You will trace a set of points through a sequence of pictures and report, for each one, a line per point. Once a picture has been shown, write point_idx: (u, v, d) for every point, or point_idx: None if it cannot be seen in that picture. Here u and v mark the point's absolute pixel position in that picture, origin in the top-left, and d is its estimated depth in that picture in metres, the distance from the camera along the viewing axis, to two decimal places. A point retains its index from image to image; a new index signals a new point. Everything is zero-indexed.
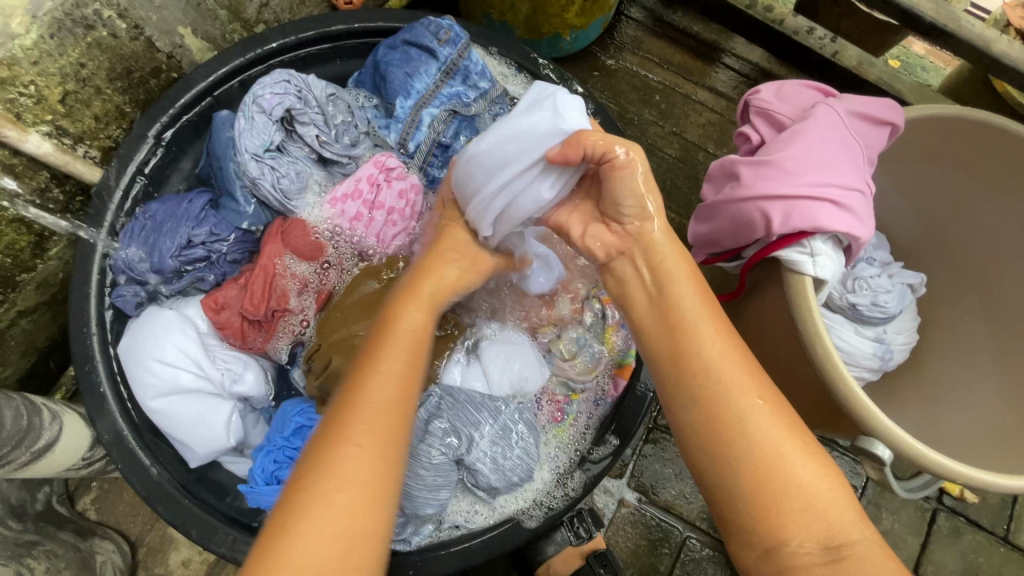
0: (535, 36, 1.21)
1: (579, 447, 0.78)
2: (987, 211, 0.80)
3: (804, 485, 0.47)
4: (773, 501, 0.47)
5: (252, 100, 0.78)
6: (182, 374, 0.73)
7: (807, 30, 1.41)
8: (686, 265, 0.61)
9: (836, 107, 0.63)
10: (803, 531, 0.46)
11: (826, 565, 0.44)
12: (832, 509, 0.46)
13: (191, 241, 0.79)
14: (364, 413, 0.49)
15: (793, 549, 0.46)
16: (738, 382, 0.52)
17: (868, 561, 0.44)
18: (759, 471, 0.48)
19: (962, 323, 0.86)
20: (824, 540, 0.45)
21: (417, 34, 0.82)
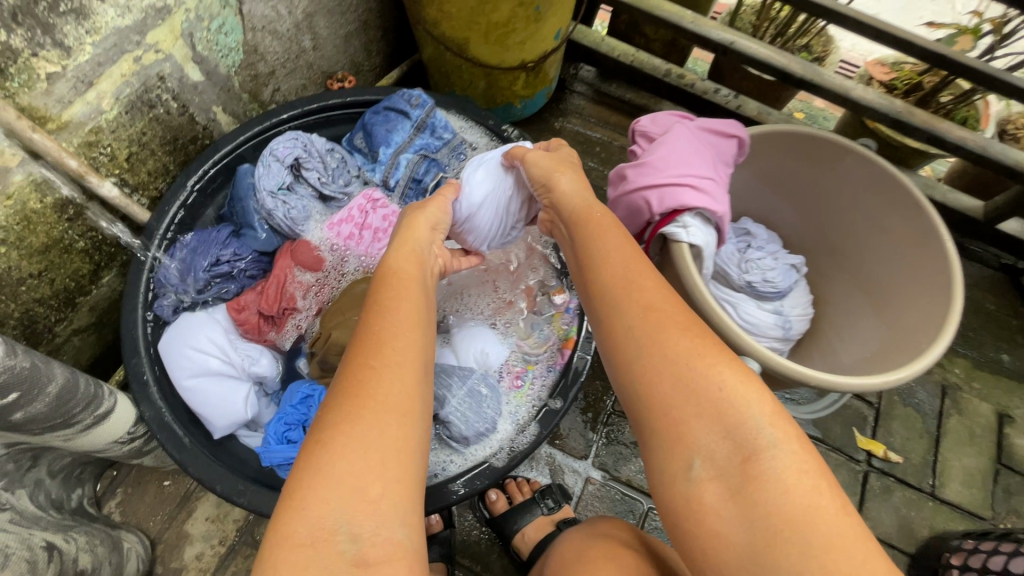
0: (492, 104, 1.53)
1: (536, 402, 0.93)
2: (836, 201, 1.03)
3: (708, 395, 0.57)
4: (676, 413, 0.58)
5: (269, 152, 1.03)
6: (211, 359, 0.91)
7: (714, 91, 1.74)
8: (606, 225, 0.77)
9: (690, 125, 0.88)
10: (712, 438, 0.55)
11: (734, 484, 0.53)
12: (736, 415, 0.55)
13: (219, 259, 1.02)
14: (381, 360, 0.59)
15: (695, 467, 0.56)
16: (636, 301, 0.66)
17: (774, 472, 0.52)
18: (661, 385, 0.59)
19: (839, 293, 1.09)
20: (735, 457, 0.54)
21: (394, 102, 1.09)
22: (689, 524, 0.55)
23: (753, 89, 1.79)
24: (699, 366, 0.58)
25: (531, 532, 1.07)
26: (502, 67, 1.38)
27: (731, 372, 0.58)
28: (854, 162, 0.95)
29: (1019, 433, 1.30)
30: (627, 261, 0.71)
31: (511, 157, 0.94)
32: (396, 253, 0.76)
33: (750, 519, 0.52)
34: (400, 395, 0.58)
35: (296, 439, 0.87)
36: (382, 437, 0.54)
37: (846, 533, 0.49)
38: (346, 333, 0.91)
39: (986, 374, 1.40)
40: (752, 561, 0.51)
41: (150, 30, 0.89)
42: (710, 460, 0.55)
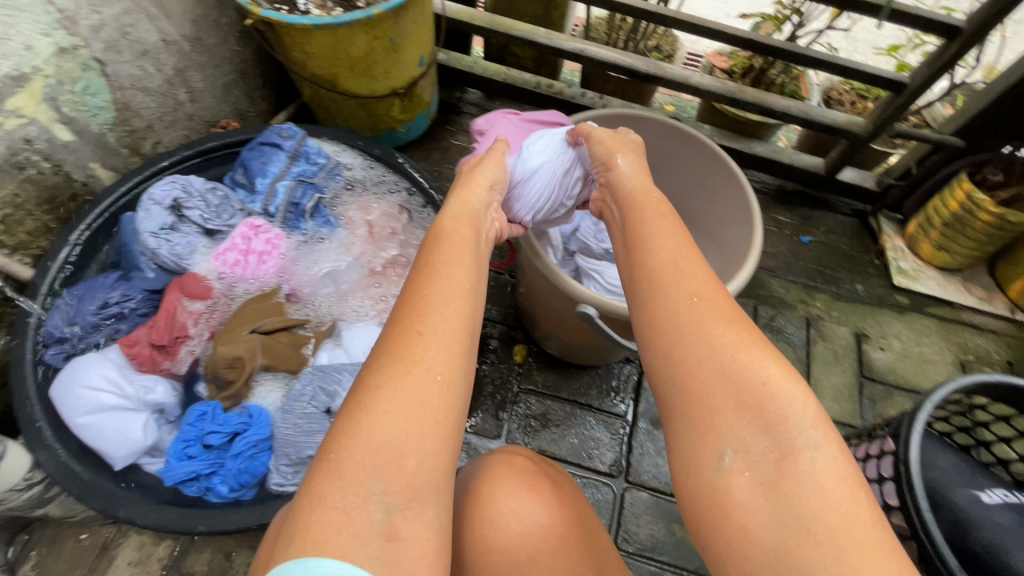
0: (376, 131, 1.65)
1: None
2: (658, 160, 1.19)
3: (752, 388, 0.59)
4: (713, 402, 0.60)
5: (148, 197, 1.10)
6: (104, 395, 0.94)
7: (581, 95, 1.94)
8: (652, 215, 0.81)
9: (515, 119, 1.02)
10: (752, 434, 0.57)
11: (761, 482, 0.55)
12: (782, 409, 0.57)
13: (107, 302, 1.05)
14: (432, 343, 0.61)
15: (726, 458, 0.58)
16: (683, 281, 0.70)
17: (811, 478, 0.53)
18: (701, 364, 0.62)
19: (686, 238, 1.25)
20: (775, 458, 0.55)
21: (267, 136, 1.19)
22: (708, 510, 0.57)
23: (618, 89, 2.00)
24: (744, 356, 0.61)
25: None
26: (374, 95, 1.50)
27: (775, 369, 0.60)
28: (654, 124, 1.10)
29: (875, 347, 1.50)
30: (678, 246, 0.74)
31: (576, 134, 1.02)
32: (447, 217, 0.80)
33: (780, 518, 0.52)
34: (439, 388, 0.59)
35: (196, 454, 0.92)
36: (420, 412, 0.57)
37: (879, 548, 0.49)
38: (234, 346, 0.99)
39: (844, 303, 1.59)
40: (776, 560, 0.51)
41: (8, 97, 0.95)
42: (743, 452, 0.57)
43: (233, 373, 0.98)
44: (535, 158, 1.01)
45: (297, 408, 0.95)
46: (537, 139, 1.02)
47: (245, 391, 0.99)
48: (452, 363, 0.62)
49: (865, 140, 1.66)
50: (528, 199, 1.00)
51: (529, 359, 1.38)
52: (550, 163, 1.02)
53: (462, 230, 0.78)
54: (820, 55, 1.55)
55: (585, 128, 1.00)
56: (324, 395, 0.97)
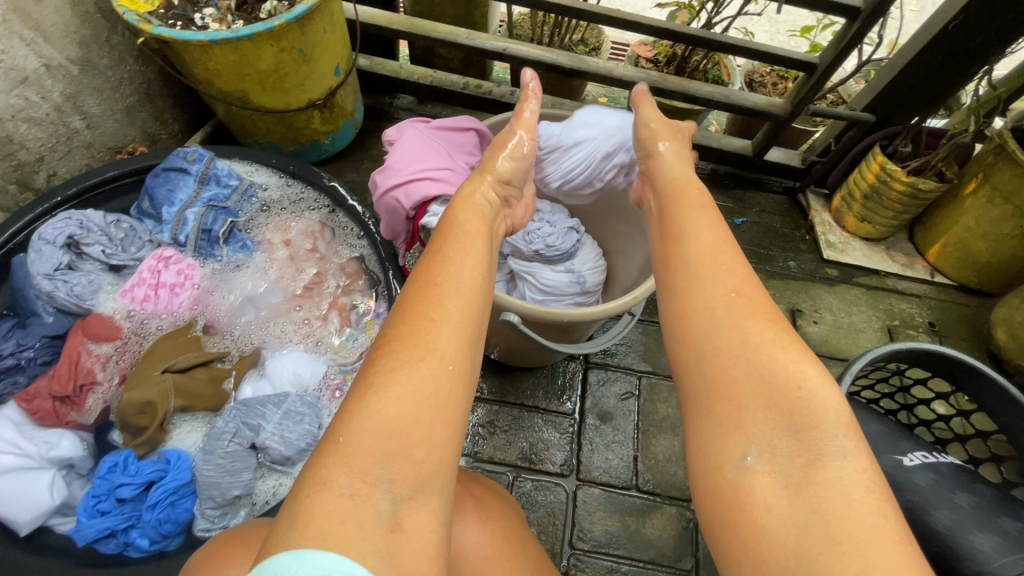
0: (298, 145, 1.58)
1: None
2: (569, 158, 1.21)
3: (787, 387, 0.59)
4: (741, 399, 0.60)
5: (38, 237, 1.02)
6: (1, 457, 0.86)
7: (511, 93, 1.93)
8: (679, 223, 0.81)
9: (420, 128, 1.00)
10: (775, 433, 0.57)
11: (783, 486, 0.53)
12: (812, 411, 0.57)
13: (0, 354, 0.96)
14: (447, 333, 0.60)
15: (749, 458, 0.56)
16: (718, 279, 0.70)
17: (838, 487, 0.52)
18: (738, 356, 0.62)
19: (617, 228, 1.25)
20: (802, 464, 0.54)
21: (171, 162, 1.13)
22: (724, 510, 0.56)
23: (548, 85, 2.00)
24: (778, 353, 0.61)
25: None
26: (291, 109, 1.44)
27: (811, 372, 0.60)
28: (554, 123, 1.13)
29: (808, 321, 1.55)
30: (717, 246, 0.74)
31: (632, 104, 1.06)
32: (461, 212, 0.78)
33: (801, 523, 0.51)
34: (446, 390, 0.57)
35: (109, 509, 0.86)
36: (430, 405, 0.55)
37: (907, 568, 0.47)
38: (145, 390, 0.93)
39: (777, 281, 1.64)
40: (799, 560, 0.49)
41: None
42: (767, 453, 0.56)
43: (146, 417, 0.93)
44: (577, 131, 1.11)
45: (217, 449, 0.89)
46: (591, 113, 1.12)
47: (161, 436, 0.94)
48: (459, 372, 0.59)
49: (785, 120, 1.71)
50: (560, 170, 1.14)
51: None
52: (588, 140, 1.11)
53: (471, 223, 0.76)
54: (734, 41, 1.58)
55: (638, 99, 1.04)
56: (247, 429, 0.93)
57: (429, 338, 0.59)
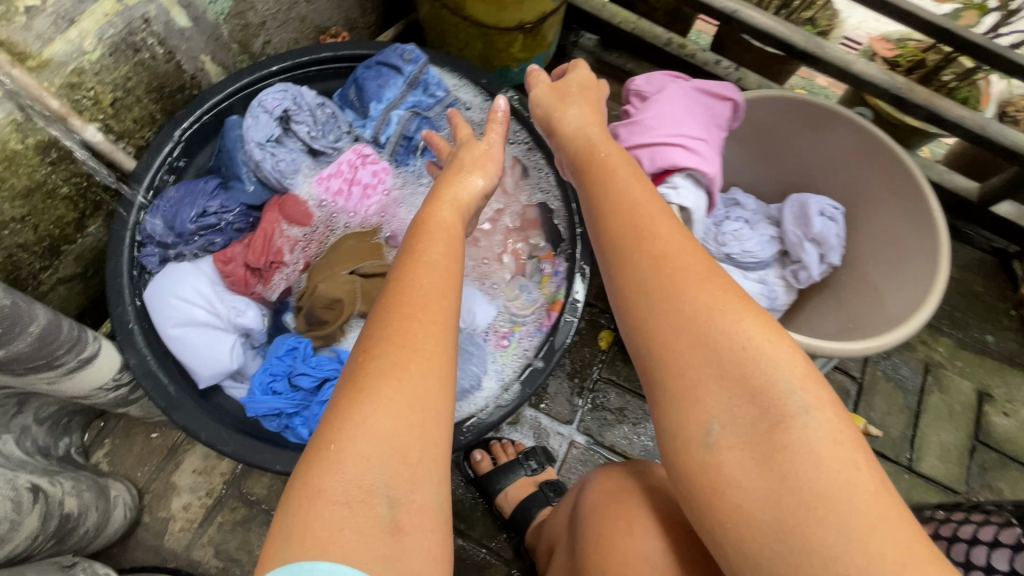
0: (489, 67, 1.49)
1: (524, 356, 0.95)
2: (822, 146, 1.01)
3: (728, 348, 0.55)
4: (692, 373, 0.56)
5: (257, 103, 1.00)
6: (197, 310, 0.93)
7: (714, 62, 1.72)
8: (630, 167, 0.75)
9: (685, 85, 0.85)
10: (727, 398, 0.54)
11: (755, 458, 0.52)
12: (763, 381, 0.53)
13: (206, 211, 1.01)
14: (416, 306, 0.58)
15: (714, 432, 0.54)
16: (649, 240, 0.62)
17: (807, 446, 0.50)
18: (686, 328, 0.57)
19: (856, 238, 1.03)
20: (759, 419, 0.53)
21: (386, 56, 1.05)
22: (703, 489, 0.54)
23: (756, 62, 1.75)
24: (719, 310, 0.56)
25: (513, 492, 1.09)
26: (499, 27, 1.34)
27: (756, 327, 0.55)
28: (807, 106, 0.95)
29: (997, 412, 1.34)
30: (648, 197, 0.66)
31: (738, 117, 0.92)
32: (437, 199, 0.74)
33: (776, 495, 0.50)
34: (431, 361, 0.55)
35: (281, 390, 0.89)
36: (413, 406, 0.52)
37: (892, 519, 0.47)
38: (333, 288, 0.94)
39: (969, 354, 1.41)
40: (778, 536, 0.49)
41: None
42: (730, 426, 0.54)
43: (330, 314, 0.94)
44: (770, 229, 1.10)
45: None
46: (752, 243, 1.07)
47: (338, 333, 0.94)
48: (434, 320, 0.58)
49: None
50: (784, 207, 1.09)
51: (615, 347, 1.29)
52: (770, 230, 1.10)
53: (444, 201, 0.74)
54: None
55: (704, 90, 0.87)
56: None
57: (402, 299, 0.59)
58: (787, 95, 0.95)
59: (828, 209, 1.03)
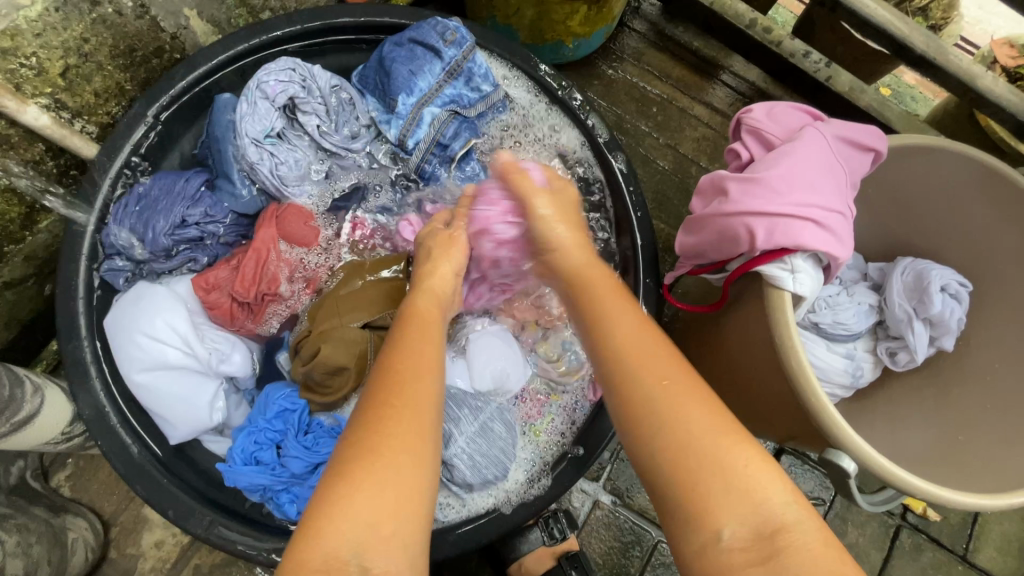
0: (538, 41, 1.14)
1: (560, 444, 0.86)
2: (992, 218, 0.79)
3: (699, 457, 0.47)
4: (697, 481, 0.46)
5: (256, 86, 0.81)
6: (169, 350, 0.78)
7: (803, 53, 1.31)
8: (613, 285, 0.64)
9: (824, 131, 0.67)
10: (725, 515, 0.44)
11: (760, 565, 0.42)
12: (757, 490, 0.45)
13: (185, 221, 0.81)
14: (407, 387, 0.50)
15: (724, 533, 0.44)
16: (647, 365, 0.53)
17: (803, 550, 0.42)
18: (674, 452, 0.48)
19: (996, 335, 0.82)
20: (757, 526, 0.44)
21: (423, 34, 0.86)
22: None
23: (850, 57, 1.26)
24: (707, 441, 0.47)
25: (529, 563, 0.95)
26: None
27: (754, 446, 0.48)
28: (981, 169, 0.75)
29: None
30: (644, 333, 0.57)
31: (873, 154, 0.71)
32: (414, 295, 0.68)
33: None
34: (419, 434, 0.47)
35: (267, 461, 0.78)
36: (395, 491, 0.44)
37: None
38: (339, 348, 0.79)
39: None
40: None
41: None
42: (739, 528, 0.44)
43: (332, 380, 0.80)
44: (868, 296, 0.91)
45: None
46: (849, 313, 0.88)
47: (341, 402, 0.82)
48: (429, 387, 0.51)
49: None
50: (897, 272, 0.89)
51: None
52: (867, 296, 0.91)
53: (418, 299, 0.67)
54: None
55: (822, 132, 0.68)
56: None
57: (398, 370, 0.52)
58: (962, 150, 0.75)
59: (952, 285, 0.84)
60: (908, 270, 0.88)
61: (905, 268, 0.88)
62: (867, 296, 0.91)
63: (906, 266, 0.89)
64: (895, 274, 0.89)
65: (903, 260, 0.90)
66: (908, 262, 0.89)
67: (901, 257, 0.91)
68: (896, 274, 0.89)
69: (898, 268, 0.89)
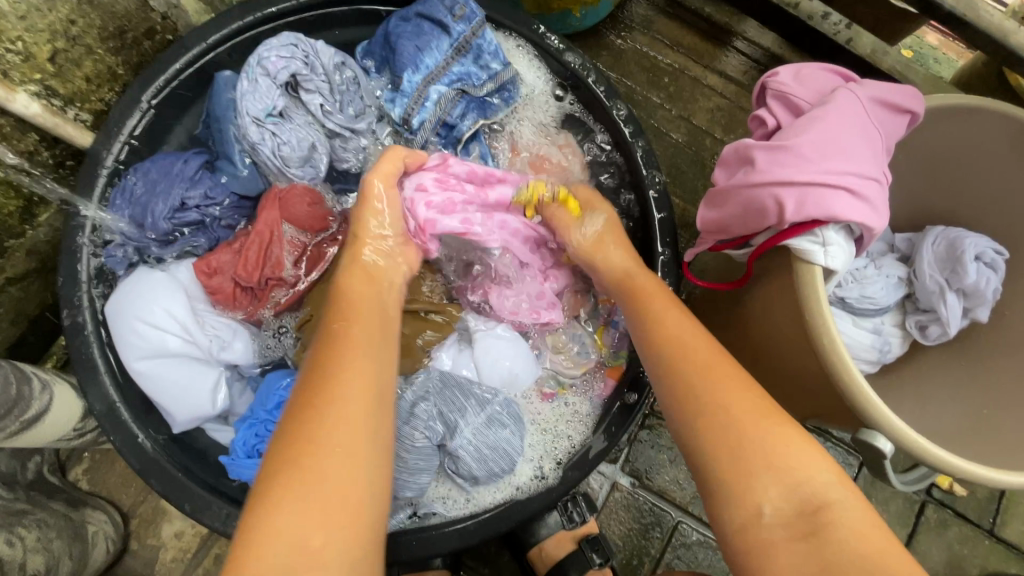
0: (543, 10, 1.09)
1: (570, 439, 0.84)
2: None
3: (731, 439, 0.52)
4: (740, 467, 0.50)
5: (257, 62, 0.78)
6: (170, 338, 0.77)
7: (821, 14, 1.24)
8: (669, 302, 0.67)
9: (857, 93, 0.63)
10: (763, 496, 0.49)
11: (804, 538, 0.46)
12: (795, 469, 0.49)
13: (185, 203, 0.79)
14: (339, 388, 0.53)
15: (764, 507, 0.48)
16: (701, 361, 0.58)
17: (843, 528, 0.45)
18: (726, 444, 0.52)
19: None
20: (800, 503, 0.48)
21: (431, 8, 0.82)
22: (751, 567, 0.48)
23: (870, 17, 1.20)
24: (756, 425, 0.52)
25: (549, 548, 0.93)
26: None
27: (794, 442, 0.51)
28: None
29: None
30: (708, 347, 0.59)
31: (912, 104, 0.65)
32: (349, 272, 0.71)
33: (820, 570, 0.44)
34: (351, 436, 0.51)
35: None
36: (320, 493, 0.48)
37: None
38: None
39: None
40: None
41: None
42: (778, 507, 0.48)
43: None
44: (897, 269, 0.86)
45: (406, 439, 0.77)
46: (873, 293, 0.84)
47: None
48: (360, 383, 0.55)
49: None
50: (925, 243, 0.85)
51: None
52: (896, 269, 0.86)
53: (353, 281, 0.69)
54: None
55: (857, 94, 0.63)
56: (441, 424, 0.80)
57: (329, 366, 0.55)
58: (1002, 109, 0.70)
59: (987, 253, 0.79)
60: (939, 240, 0.84)
61: (937, 239, 0.84)
62: (894, 267, 0.87)
63: (939, 237, 0.84)
64: (930, 246, 0.84)
65: (931, 231, 0.85)
66: (942, 232, 0.84)
67: (928, 227, 0.87)
68: (929, 245, 0.84)
69: (929, 237, 0.85)
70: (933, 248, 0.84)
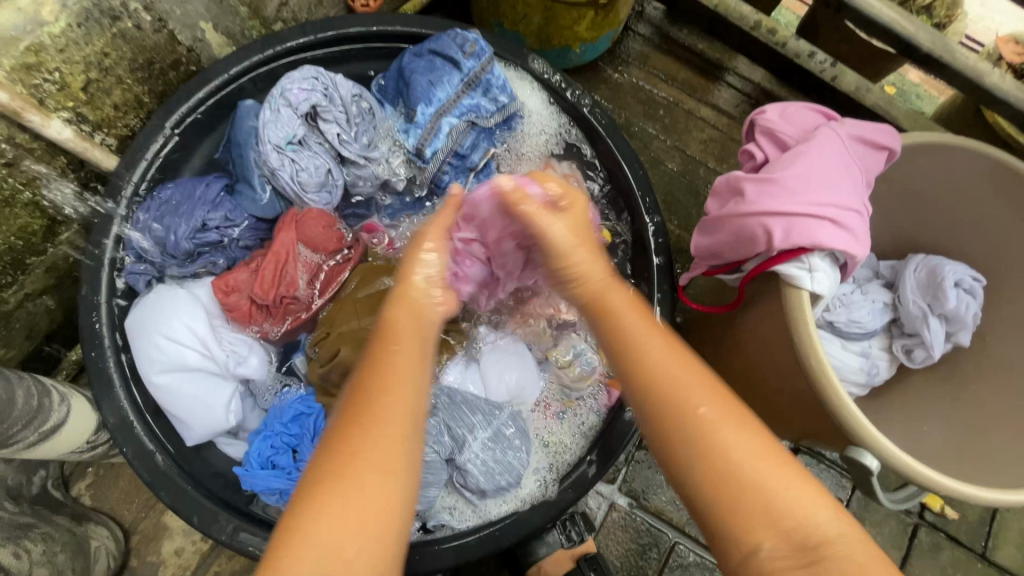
0: (545, 46, 1.15)
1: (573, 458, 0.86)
2: (1004, 213, 0.79)
3: (718, 459, 0.49)
4: (734, 493, 0.47)
5: (279, 93, 0.83)
6: (188, 353, 0.79)
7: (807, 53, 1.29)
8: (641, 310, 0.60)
9: (838, 130, 0.68)
10: (762, 531, 0.46)
11: (804, 568, 0.45)
12: (789, 507, 0.47)
13: (206, 224, 0.83)
14: (381, 424, 0.49)
15: (763, 545, 0.46)
16: (688, 386, 0.52)
17: (843, 562, 0.44)
18: (718, 478, 0.48)
19: (1012, 332, 0.82)
20: (797, 536, 0.46)
21: (442, 45, 0.88)
22: None
23: (854, 56, 1.25)
24: (751, 459, 0.48)
25: (547, 567, 0.94)
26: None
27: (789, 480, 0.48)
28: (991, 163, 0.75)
29: None
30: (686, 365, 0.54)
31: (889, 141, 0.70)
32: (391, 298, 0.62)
33: None
34: (388, 454, 0.48)
35: (283, 466, 0.79)
36: (361, 525, 0.45)
37: None
38: (355, 351, 0.80)
39: None
40: None
41: None
42: (778, 538, 0.46)
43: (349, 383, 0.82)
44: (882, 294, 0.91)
45: None
46: (862, 316, 0.88)
47: None
48: (402, 416, 0.50)
49: None
50: (908, 270, 0.89)
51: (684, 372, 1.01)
52: (881, 294, 0.91)
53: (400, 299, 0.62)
54: None
55: (841, 133, 0.68)
56: (449, 439, 0.82)
57: (367, 387, 0.52)
58: (974, 147, 0.75)
59: (966, 280, 0.84)
60: (921, 266, 0.88)
61: (920, 266, 0.88)
62: (880, 292, 0.91)
63: (921, 263, 0.88)
64: (914, 271, 0.88)
65: (914, 257, 0.90)
66: (924, 258, 0.89)
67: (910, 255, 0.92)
68: (912, 271, 0.89)
69: (913, 263, 0.89)
70: (918, 273, 0.88)
